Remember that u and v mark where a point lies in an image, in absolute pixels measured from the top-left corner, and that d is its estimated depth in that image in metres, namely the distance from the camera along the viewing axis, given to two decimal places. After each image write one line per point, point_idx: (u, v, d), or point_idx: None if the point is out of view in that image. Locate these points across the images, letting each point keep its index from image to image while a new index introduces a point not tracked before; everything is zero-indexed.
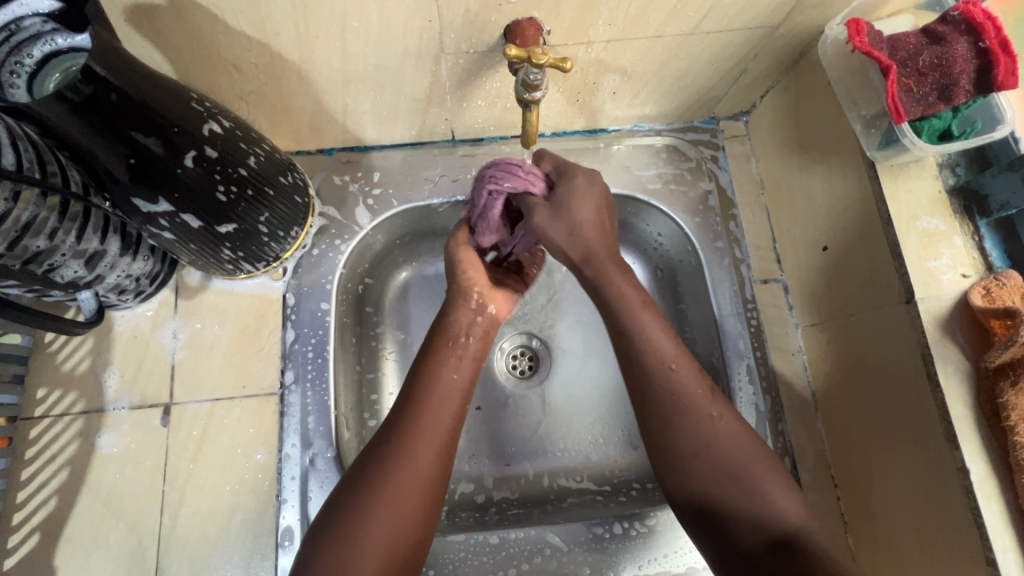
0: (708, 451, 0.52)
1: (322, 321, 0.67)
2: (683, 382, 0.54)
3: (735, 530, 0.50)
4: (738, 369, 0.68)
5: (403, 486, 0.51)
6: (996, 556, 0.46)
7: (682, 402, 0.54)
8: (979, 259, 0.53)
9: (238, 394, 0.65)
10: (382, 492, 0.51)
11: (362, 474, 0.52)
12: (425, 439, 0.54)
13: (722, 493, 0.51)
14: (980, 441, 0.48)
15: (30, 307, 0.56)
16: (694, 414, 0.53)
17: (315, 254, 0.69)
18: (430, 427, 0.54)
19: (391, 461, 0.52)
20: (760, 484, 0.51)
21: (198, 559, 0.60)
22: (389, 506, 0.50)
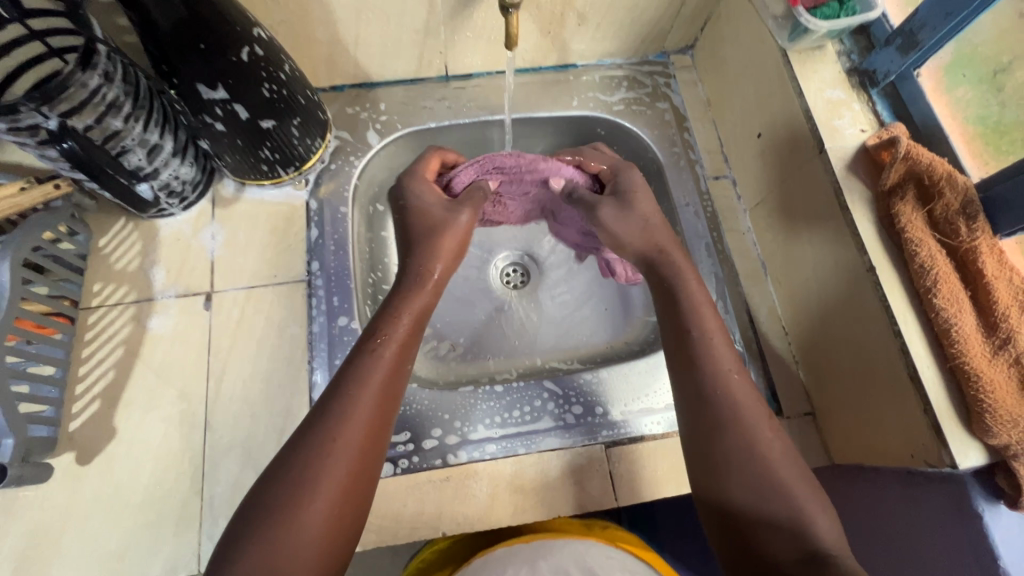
0: (748, 458, 0.53)
1: (341, 221, 0.78)
2: (724, 371, 0.57)
3: (768, 539, 0.51)
4: (699, 246, 0.80)
5: (337, 464, 0.50)
6: (900, 327, 0.57)
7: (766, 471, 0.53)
8: (874, 118, 0.67)
9: (270, 281, 0.75)
10: (324, 464, 0.50)
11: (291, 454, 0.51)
12: (352, 425, 0.52)
13: (784, 480, 0.52)
14: (883, 246, 0.60)
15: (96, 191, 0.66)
16: (773, 474, 0.52)
17: (333, 168, 0.81)
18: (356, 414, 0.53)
19: (325, 436, 0.51)
20: (807, 510, 0.51)
21: (241, 418, 0.68)
22: (310, 502, 0.48)
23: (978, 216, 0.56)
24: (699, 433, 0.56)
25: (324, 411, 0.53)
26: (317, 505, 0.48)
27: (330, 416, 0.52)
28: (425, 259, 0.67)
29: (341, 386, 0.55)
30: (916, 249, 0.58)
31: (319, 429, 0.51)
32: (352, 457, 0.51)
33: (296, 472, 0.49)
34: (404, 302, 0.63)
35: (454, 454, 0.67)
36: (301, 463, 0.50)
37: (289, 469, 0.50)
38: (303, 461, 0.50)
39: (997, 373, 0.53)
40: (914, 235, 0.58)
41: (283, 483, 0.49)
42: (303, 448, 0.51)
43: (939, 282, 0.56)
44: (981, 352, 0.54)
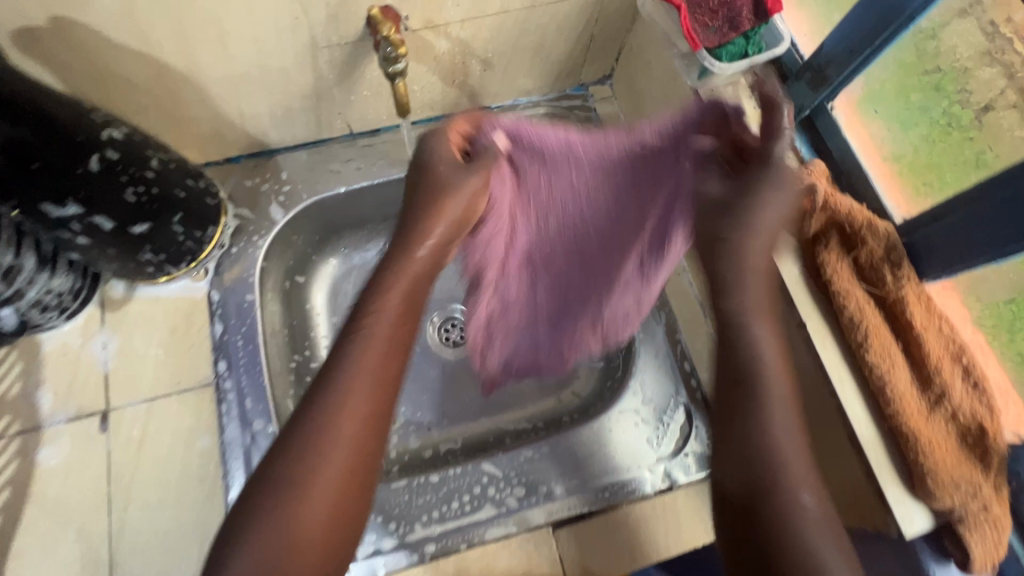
0: (769, 459, 0.42)
1: (248, 312, 0.72)
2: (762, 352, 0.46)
3: None
4: None
5: (317, 483, 0.42)
6: (836, 386, 0.54)
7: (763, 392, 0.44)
8: (794, 155, 0.63)
9: (174, 391, 0.68)
10: (302, 483, 0.42)
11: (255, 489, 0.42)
12: (352, 410, 0.45)
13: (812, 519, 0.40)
14: (812, 299, 0.57)
15: None
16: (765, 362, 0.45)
17: (235, 252, 0.75)
18: (352, 397, 0.45)
19: (293, 465, 0.42)
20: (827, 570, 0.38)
21: (154, 552, 0.62)
22: (278, 560, 0.40)
23: (902, 263, 0.54)
24: (721, 407, 0.46)
25: (342, 347, 0.48)
26: (295, 536, 0.41)
27: (322, 400, 0.45)
28: (424, 222, 0.55)
29: (314, 417, 0.44)
30: (844, 301, 0.55)
31: (300, 427, 0.44)
32: (337, 468, 0.43)
33: (302, 455, 0.43)
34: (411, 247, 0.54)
35: (390, 561, 0.62)
36: (270, 504, 0.41)
37: (265, 479, 0.42)
38: (273, 474, 0.42)
39: (935, 433, 0.51)
40: (841, 286, 0.55)
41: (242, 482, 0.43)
42: (294, 441, 0.43)
43: (870, 337, 0.53)
44: (917, 410, 0.51)
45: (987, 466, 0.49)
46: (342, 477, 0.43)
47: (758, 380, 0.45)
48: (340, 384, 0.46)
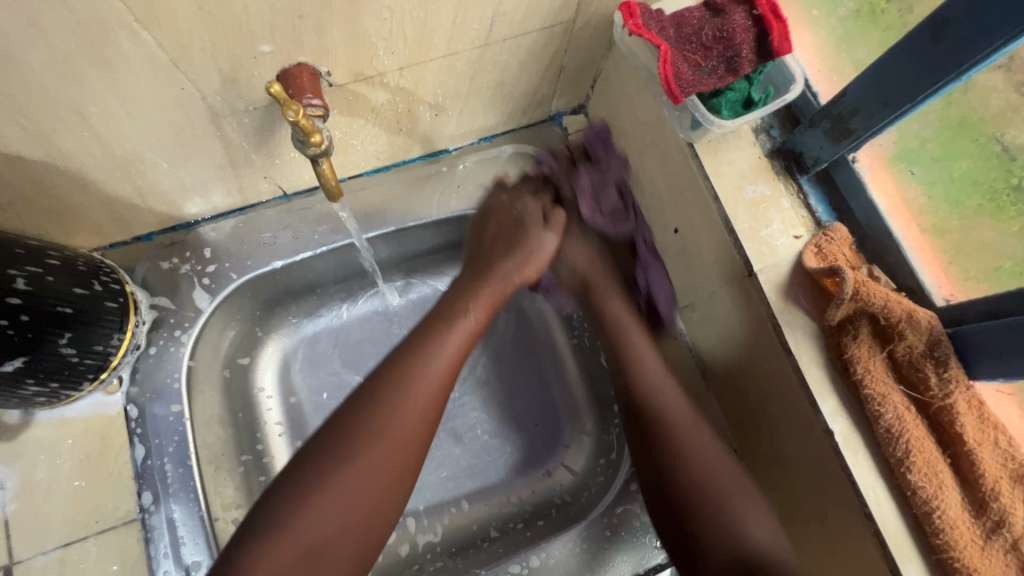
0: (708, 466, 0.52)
1: (175, 427, 0.61)
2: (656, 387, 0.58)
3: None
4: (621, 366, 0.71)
5: (367, 456, 0.46)
6: (872, 510, 0.46)
7: (710, 482, 0.52)
8: (808, 216, 0.53)
9: (91, 532, 0.57)
10: (359, 447, 0.46)
11: (313, 443, 0.47)
12: (413, 400, 0.48)
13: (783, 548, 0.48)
14: (839, 398, 0.48)
15: None
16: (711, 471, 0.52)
17: (153, 353, 0.63)
18: (408, 396, 0.48)
19: (363, 428, 0.46)
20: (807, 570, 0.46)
21: None
22: (315, 516, 0.43)
23: (949, 361, 0.45)
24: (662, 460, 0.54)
25: (370, 402, 0.48)
26: (326, 499, 0.44)
27: (373, 385, 0.49)
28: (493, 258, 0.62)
29: (363, 401, 0.48)
30: (879, 408, 0.46)
31: (362, 402, 0.48)
32: (379, 452, 0.46)
33: (303, 503, 0.44)
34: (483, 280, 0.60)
35: None
36: (315, 469, 0.45)
37: (319, 445, 0.46)
38: (318, 454, 0.45)
39: (993, 566, 0.43)
40: (874, 389, 0.46)
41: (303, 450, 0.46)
42: (347, 419, 0.47)
43: (913, 454, 0.45)
44: (971, 539, 0.43)
45: None
46: (393, 453, 0.46)
47: (671, 429, 0.55)
48: (404, 365, 0.50)
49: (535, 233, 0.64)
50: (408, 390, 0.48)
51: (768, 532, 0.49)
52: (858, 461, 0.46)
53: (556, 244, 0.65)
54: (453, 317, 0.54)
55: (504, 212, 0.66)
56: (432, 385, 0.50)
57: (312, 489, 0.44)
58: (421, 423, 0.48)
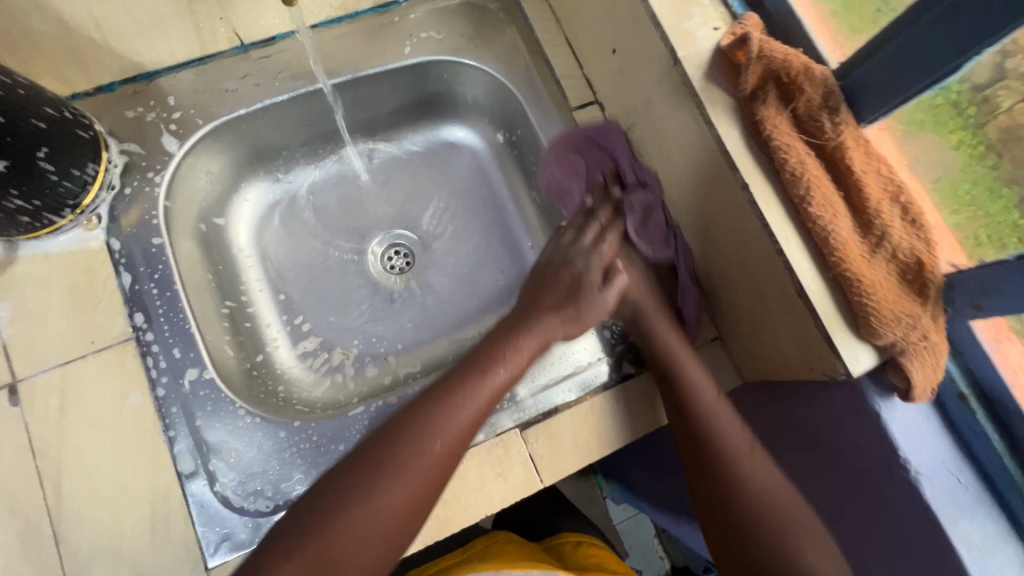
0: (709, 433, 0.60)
1: (158, 257, 0.65)
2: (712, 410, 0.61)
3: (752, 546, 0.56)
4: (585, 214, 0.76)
5: (382, 509, 0.51)
6: (781, 243, 0.54)
7: (683, 375, 0.62)
8: (725, 11, 0.59)
9: (89, 351, 0.61)
10: (384, 480, 0.52)
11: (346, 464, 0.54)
12: (437, 427, 0.55)
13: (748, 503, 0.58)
14: (754, 158, 0.55)
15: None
16: (724, 430, 0.60)
17: (129, 193, 0.66)
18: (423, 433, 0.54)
19: (388, 468, 0.53)
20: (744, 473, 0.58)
21: (99, 518, 0.57)
22: (344, 546, 0.50)
23: (840, 109, 0.52)
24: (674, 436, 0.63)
25: (424, 408, 0.56)
26: (354, 560, 0.51)
27: (413, 424, 0.55)
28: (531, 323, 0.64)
29: (400, 429, 0.55)
30: (785, 156, 0.53)
31: (399, 429, 0.55)
32: (398, 511, 0.52)
33: (354, 487, 0.52)
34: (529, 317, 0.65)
35: None
36: (338, 505, 0.51)
37: (352, 471, 0.53)
38: (345, 495, 0.51)
39: (877, 274, 0.51)
40: (781, 140, 0.53)
41: (330, 481, 0.53)
42: (380, 444, 0.54)
43: (812, 189, 0.52)
44: (861, 254, 0.52)
45: (925, 297, 0.51)
46: (414, 462, 0.53)
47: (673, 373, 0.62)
48: (438, 404, 0.56)
49: (591, 295, 0.66)
50: (435, 416, 0.55)
51: (746, 442, 0.59)
52: (768, 207, 0.54)
53: (610, 306, 0.67)
54: (495, 357, 0.60)
55: (566, 271, 0.68)
56: (464, 408, 0.57)
57: (374, 476, 0.52)
58: (446, 450, 0.55)
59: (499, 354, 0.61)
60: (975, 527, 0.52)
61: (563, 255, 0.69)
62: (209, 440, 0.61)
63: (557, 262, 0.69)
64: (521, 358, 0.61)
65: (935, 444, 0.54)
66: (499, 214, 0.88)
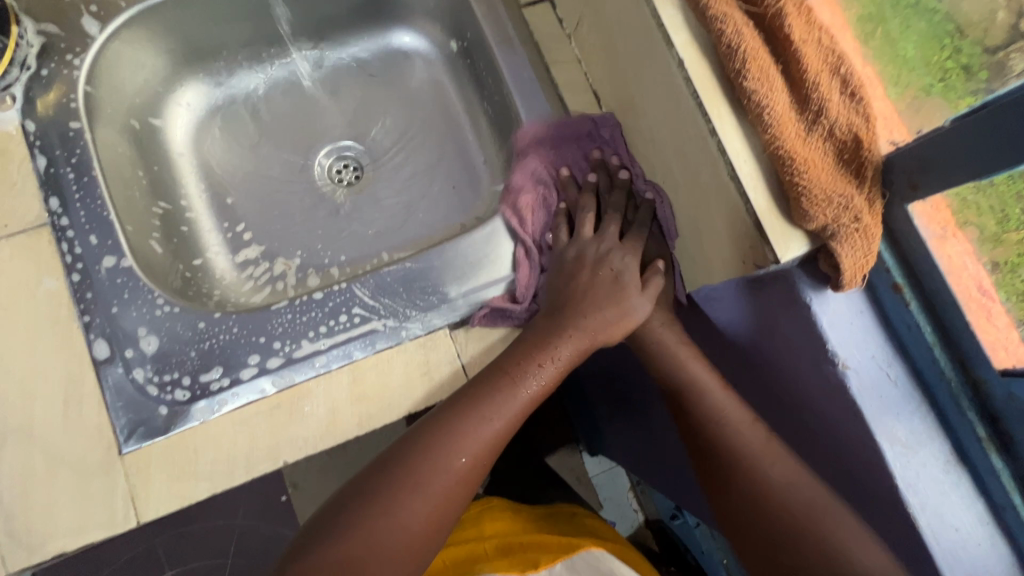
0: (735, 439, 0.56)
1: (76, 140, 0.62)
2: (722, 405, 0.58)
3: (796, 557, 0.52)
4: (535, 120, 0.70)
5: (405, 526, 0.50)
6: (714, 123, 0.50)
7: (699, 389, 0.59)
8: None
9: (2, 234, 0.60)
10: (408, 484, 0.51)
11: (385, 463, 0.53)
12: (472, 437, 0.54)
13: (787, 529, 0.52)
14: (692, 33, 0.52)
15: None
16: (731, 423, 0.57)
17: (45, 74, 0.63)
18: (469, 436, 0.54)
19: (417, 473, 0.52)
20: (770, 473, 0.54)
21: (12, 400, 0.57)
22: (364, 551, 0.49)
23: None
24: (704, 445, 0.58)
25: (445, 424, 0.54)
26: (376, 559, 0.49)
27: (444, 418, 0.55)
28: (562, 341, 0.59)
29: (427, 426, 0.54)
30: (721, 26, 0.49)
31: (438, 427, 0.54)
32: (422, 514, 0.51)
33: (381, 491, 0.51)
34: (561, 305, 0.61)
35: (277, 379, 0.59)
36: (360, 506, 0.51)
37: (393, 468, 0.52)
38: (371, 496, 0.51)
39: (811, 152, 0.48)
40: (717, 9, 0.50)
41: (359, 488, 0.52)
42: (419, 441, 0.54)
43: (748, 60, 0.49)
44: (795, 131, 0.49)
45: (862, 179, 0.48)
46: (443, 480, 0.52)
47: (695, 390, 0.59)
48: (473, 402, 0.55)
49: (629, 300, 0.61)
50: (474, 424, 0.54)
51: (762, 438, 0.56)
52: (704, 84, 0.51)
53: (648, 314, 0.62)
54: (531, 359, 0.58)
55: (600, 270, 0.62)
56: (500, 415, 0.55)
57: (399, 487, 0.51)
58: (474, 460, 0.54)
59: (533, 345, 0.59)
60: (900, 422, 0.50)
61: (591, 252, 0.64)
62: (126, 328, 0.59)
63: (571, 263, 0.64)
64: (554, 369, 0.58)
65: (865, 338, 0.52)
66: (451, 125, 0.84)
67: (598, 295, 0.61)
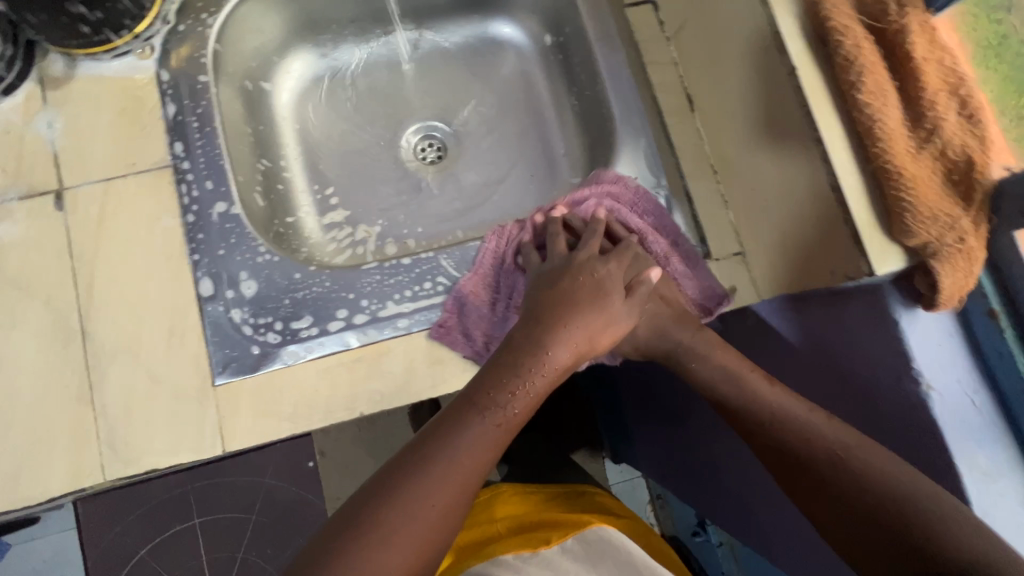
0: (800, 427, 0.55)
1: (204, 94, 0.67)
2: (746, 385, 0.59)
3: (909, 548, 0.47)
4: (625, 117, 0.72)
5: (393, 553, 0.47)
6: (821, 132, 0.51)
7: (739, 378, 0.60)
8: None
9: (130, 171, 0.64)
10: (395, 512, 0.48)
11: (371, 487, 0.50)
12: (458, 458, 0.51)
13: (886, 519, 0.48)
14: (808, 43, 0.53)
15: None
16: (786, 409, 0.56)
17: (182, 30, 0.68)
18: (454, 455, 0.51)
19: (398, 498, 0.48)
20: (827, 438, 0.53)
21: (123, 323, 0.61)
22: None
23: None
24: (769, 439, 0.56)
25: (432, 447, 0.51)
26: None
27: (430, 440, 0.51)
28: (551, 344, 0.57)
29: (417, 447, 0.51)
30: (841, 37, 0.50)
31: (424, 450, 0.51)
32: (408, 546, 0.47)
33: (376, 518, 0.47)
34: (556, 316, 0.59)
35: (361, 334, 0.63)
36: (353, 534, 0.47)
37: (381, 491, 0.49)
38: (363, 522, 0.47)
39: (920, 169, 0.49)
40: (837, 22, 0.51)
41: (350, 513, 0.48)
42: (405, 465, 0.50)
43: (864, 73, 0.50)
44: (905, 148, 0.49)
45: (970, 203, 0.48)
46: (436, 506, 0.49)
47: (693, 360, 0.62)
48: (457, 419, 0.52)
49: (612, 309, 0.61)
50: (457, 444, 0.51)
51: (827, 421, 0.55)
52: (815, 93, 0.52)
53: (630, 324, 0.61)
54: (519, 373, 0.55)
55: (585, 276, 0.61)
56: (486, 430, 0.53)
57: (379, 510, 0.47)
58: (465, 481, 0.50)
59: (525, 361, 0.56)
60: (982, 450, 0.50)
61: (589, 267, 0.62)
62: (230, 271, 0.63)
63: (548, 274, 0.63)
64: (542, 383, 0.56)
65: (950, 361, 0.52)
66: (536, 116, 0.87)
67: (586, 303, 0.60)
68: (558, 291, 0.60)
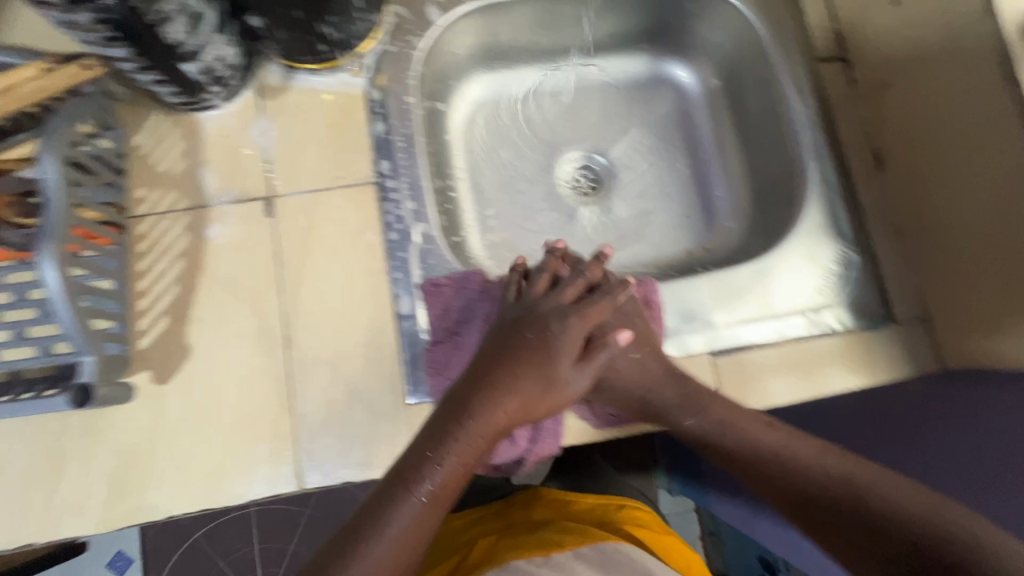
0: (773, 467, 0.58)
1: (409, 114, 0.69)
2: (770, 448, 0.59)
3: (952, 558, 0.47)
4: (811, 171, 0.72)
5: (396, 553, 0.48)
6: None
7: (776, 454, 0.59)
8: None
9: (337, 185, 0.66)
10: (379, 519, 0.49)
11: (383, 486, 0.51)
12: (428, 474, 0.51)
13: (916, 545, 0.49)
14: None
15: (158, 86, 0.59)
16: (799, 457, 0.58)
17: (392, 50, 0.70)
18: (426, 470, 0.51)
19: (376, 504, 0.49)
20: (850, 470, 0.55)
21: (325, 333, 0.63)
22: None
23: None
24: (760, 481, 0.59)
25: (402, 464, 0.51)
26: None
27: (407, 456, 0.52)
28: (500, 382, 0.55)
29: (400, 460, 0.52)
30: None
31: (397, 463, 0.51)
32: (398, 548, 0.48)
33: (381, 516, 0.49)
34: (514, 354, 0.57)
35: None
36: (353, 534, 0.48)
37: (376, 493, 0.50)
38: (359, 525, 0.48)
39: None
40: None
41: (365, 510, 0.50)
42: (389, 474, 0.51)
43: None
44: None
45: None
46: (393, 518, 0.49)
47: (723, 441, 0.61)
48: (437, 436, 0.52)
49: (563, 370, 0.57)
50: (422, 462, 0.51)
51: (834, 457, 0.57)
52: None
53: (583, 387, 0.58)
54: (480, 401, 0.54)
55: (536, 330, 0.58)
56: (462, 450, 0.52)
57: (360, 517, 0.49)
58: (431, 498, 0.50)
59: (491, 390, 0.54)
60: None
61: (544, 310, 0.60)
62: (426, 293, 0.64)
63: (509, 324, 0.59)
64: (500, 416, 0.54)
65: None
66: (695, 156, 0.87)
67: (543, 355, 0.57)
68: (511, 338, 0.58)
